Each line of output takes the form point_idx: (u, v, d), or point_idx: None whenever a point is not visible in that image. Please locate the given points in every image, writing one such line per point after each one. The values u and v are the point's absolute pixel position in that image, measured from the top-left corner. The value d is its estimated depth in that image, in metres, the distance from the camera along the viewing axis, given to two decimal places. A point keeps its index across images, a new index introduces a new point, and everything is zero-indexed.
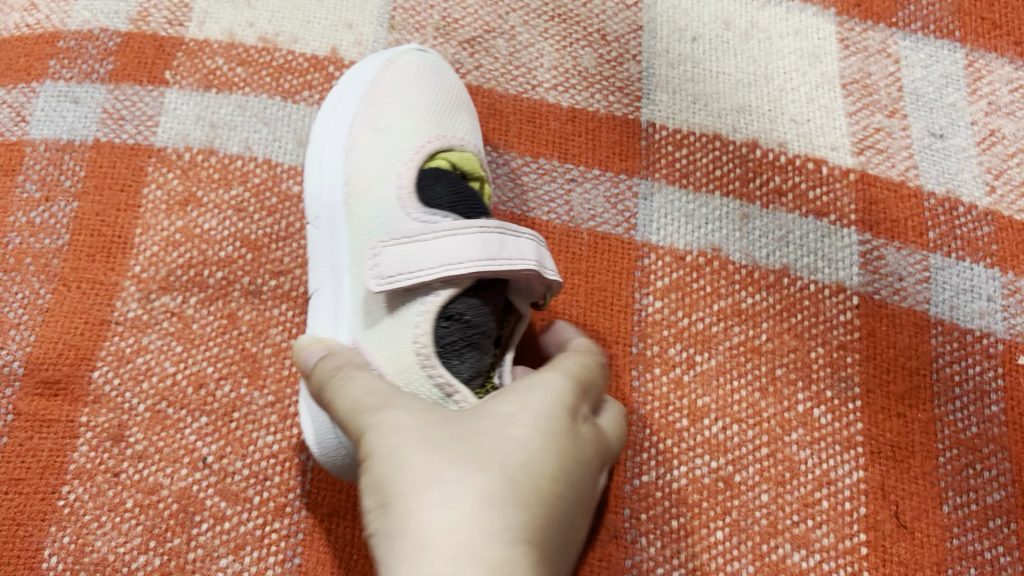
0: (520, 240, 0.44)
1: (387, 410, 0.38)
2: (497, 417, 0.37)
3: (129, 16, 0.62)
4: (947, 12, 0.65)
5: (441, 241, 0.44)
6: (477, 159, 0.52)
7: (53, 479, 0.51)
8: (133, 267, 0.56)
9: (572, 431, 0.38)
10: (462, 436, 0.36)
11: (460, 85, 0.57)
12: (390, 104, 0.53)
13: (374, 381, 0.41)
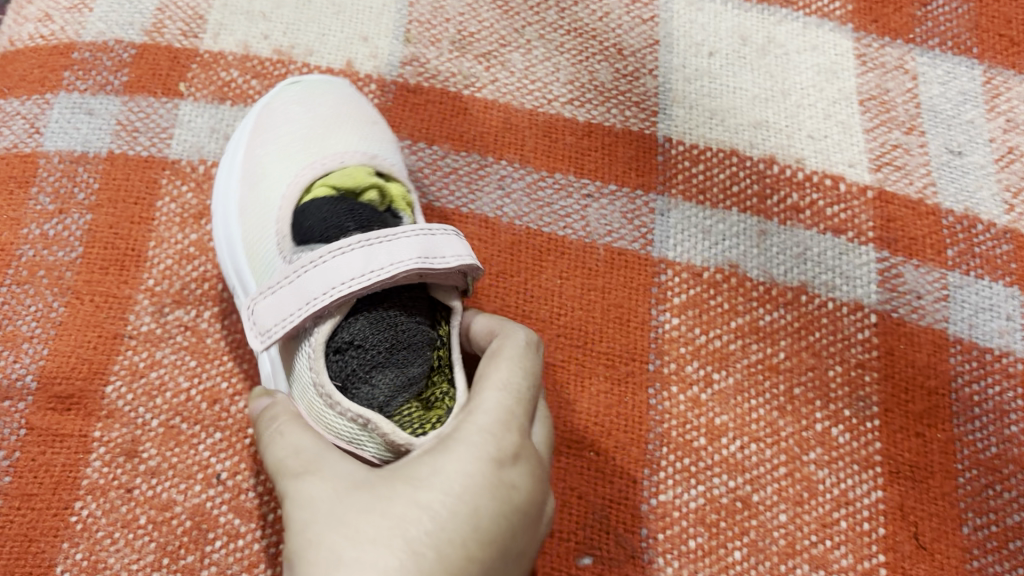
0: (391, 242, 0.41)
1: (303, 477, 0.36)
2: (407, 479, 0.34)
3: (144, 28, 0.62)
4: (964, 28, 0.65)
5: (296, 278, 0.42)
6: (362, 172, 0.48)
7: (66, 495, 0.50)
8: (147, 280, 0.56)
9: (492, 485, 0.34)
10: (365, 503, 0.33)
11: (341, 102, 0.55)
12: (264, 148, 0.52)
13: (300, 437, 0.39)
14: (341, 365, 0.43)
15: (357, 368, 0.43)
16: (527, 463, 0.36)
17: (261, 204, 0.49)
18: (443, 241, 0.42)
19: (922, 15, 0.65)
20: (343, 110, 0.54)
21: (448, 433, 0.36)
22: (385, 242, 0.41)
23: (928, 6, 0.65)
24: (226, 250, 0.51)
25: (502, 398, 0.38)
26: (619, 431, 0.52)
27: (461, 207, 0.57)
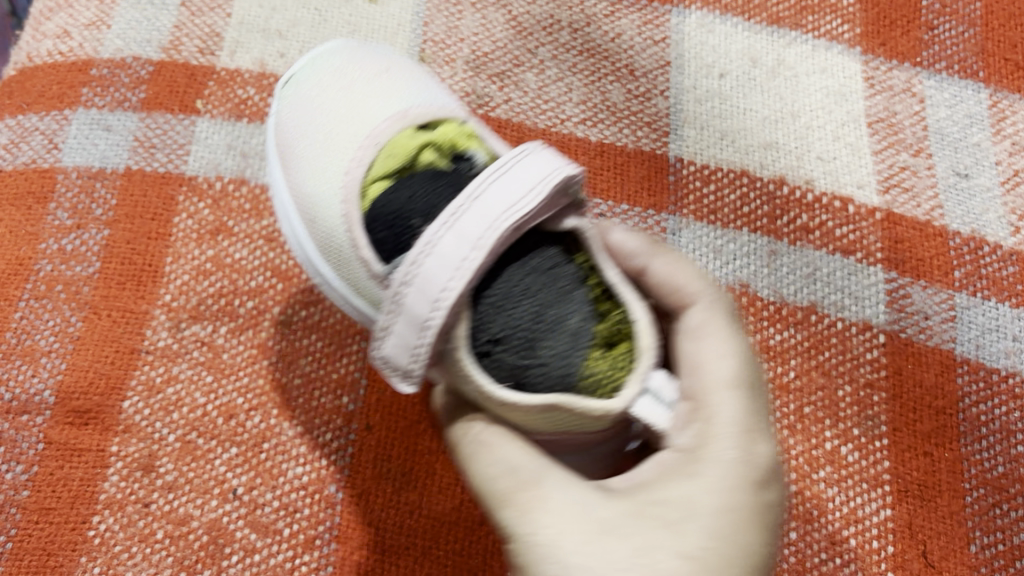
0: (461, 214, 0.36)
1: (528, 510, 0.36)
2: (660, 518, 0.35)
3: (161, 45, 0.63)
4: (970, 52, 0.66)
5: (400, 305, 0.36)
6: (403, 138, 0.42)
7: (84, 509, 0.51)
8: (164, 296, 0.56)
9: (744, 512, 0.36)
10: (625, 559, 0.33)
11: (335, 70, 0.47)
12: (294, 166, 0.45)
13: (508, 449, 0.38)
14: (497, 365, 0.37)
15: (515, 362, 0.37)
16: (772, 475, 0.38)
17: (323, 225, 0.43)
18: (525, 166, 0.36)
19: (929, 38, 0.66)
20: (347, 75, 0.47)
21: (693, 457, 0.37)
22: (464, 211, 0.35)
23: (935, 30, 0.66)
24: (326, 284, 0.46)
25: (732, 397, 0.38)
26: None
27: None
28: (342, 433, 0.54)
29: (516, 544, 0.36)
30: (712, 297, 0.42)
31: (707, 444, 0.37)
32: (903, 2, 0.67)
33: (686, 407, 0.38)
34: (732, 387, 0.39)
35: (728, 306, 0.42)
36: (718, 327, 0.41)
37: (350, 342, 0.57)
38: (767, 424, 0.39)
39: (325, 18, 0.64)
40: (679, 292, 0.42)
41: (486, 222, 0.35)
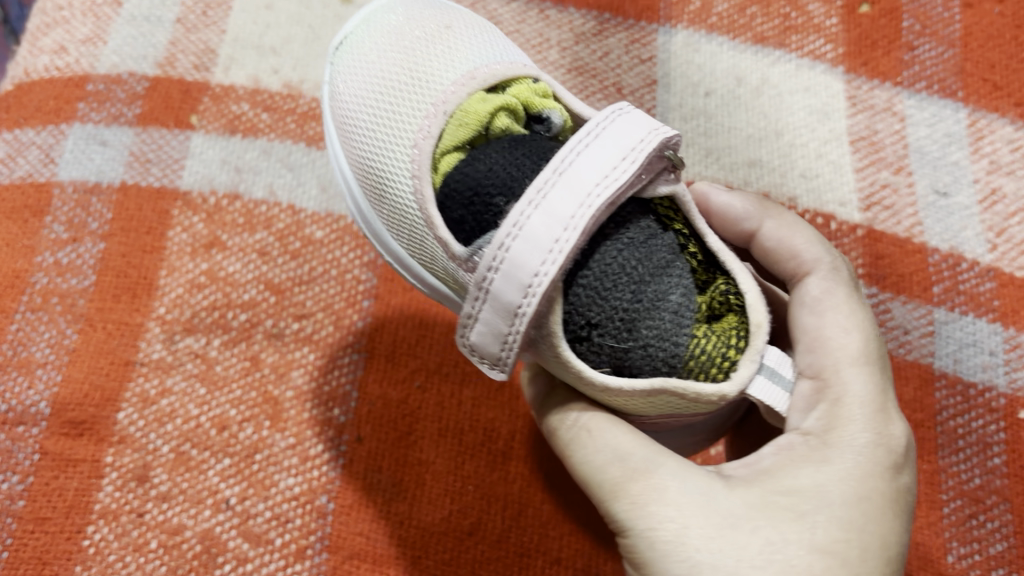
0: (548, 192, 0.34)
1: (643, 501, 0.37)
2: (789, 509, 0.37)
3: (157, 61, 0.64)
4: (950, 72, 0.67)
5: (488, 294, 0.35)
6: (474, 103, 0.39)
7: (79, 519, 0.52)
8: (158, 308, 0.57)
9: (875, 501, 0.38)
10: (756, 552, 0.35)
11: (389, 26, 0.44)
12: (353, 143, 0.43)
13: (613, 435, 0.39)
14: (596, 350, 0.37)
15: (615, 346, 0.36)
16: (904, 460, 0.40)
17: (391, 204, 0.41)
18: (615, 135, 0.35)
19: (910, 58, 0.68)
20: (403, 32, 0.44)
21: (822, 443, 0.39)
22: (552, 189, 0.34)
23: (915, 50, 0.68)
24: (403, 266, 0.46)
25: (859, 374, 0.40)
26: None
27: None
28: (334, 444, 0.55)
29: (630, 534, 0.37)
30: (830, 264, 0.44)
31: (836, 429, 0.39)
32: (885, 22, 0.68)
33: (811, 385, 0.40)
34: (859, 364, 0.41)
35: (847, 269, 0.45)
36: (839, 297, 0.42)
37: (341, 355, 0.58)
38: (895, 401, 0.41)
39: (318, 36, 0.66)
40: (797, 258, 0.44)
41: (577, 200, 0.34)
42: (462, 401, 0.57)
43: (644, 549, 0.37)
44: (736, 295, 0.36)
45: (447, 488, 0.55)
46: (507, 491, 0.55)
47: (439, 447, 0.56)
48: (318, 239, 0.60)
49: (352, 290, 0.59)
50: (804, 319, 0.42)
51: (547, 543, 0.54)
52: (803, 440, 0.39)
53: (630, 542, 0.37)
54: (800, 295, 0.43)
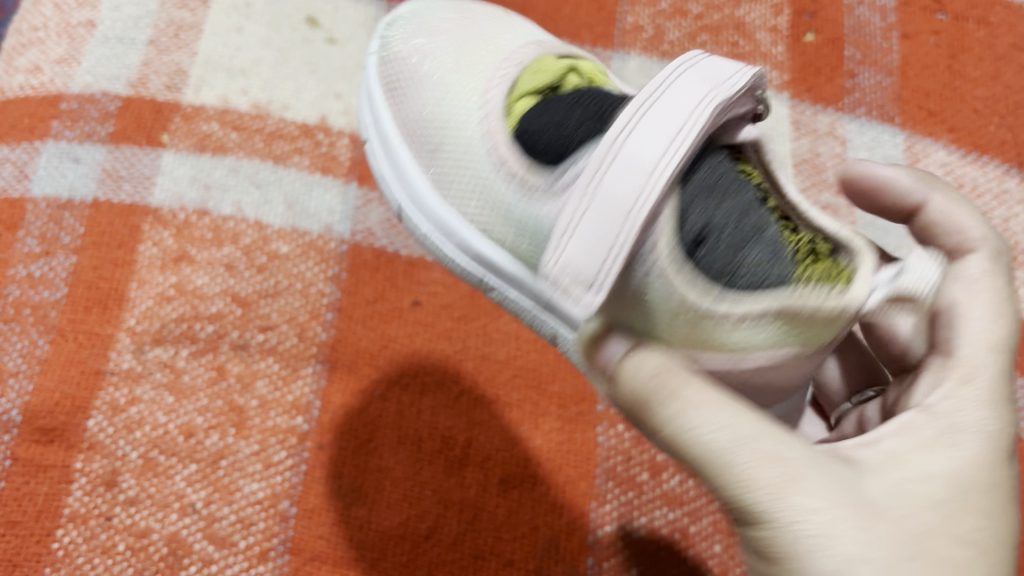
0: (659, 101, 0.37)
1: (786, 491, 0.34)
2: (930, 504, 0.35)
3: (129, 81, 0.66)
4: (888, 99, 0.71)
5: (597, 199, 0.37)
6: (547, 67, 0.46)
7: (48, 523, 0.53)
8: (128, 320, 0.59)
9: (1000, 492, 0.38)
10: (908, 546, 0.34)
11: (446, 20, 0.51)
12: (417, 109, 0.48)
13: (728, 410, 0.35)
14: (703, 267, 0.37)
15: (724, 260, 0.37)
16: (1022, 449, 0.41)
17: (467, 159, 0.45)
18: (705, 62, 0.39)
19: (850, 85, 0.71)
20: (439, 27, 0.51)
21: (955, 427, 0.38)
22: (660, 101, 0.37)
23: (856, 78, 0.72)
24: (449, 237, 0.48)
25: (992, 362, 0.40)
26: (570, 465, 0.59)
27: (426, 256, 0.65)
28: (297, 451, 0.58)
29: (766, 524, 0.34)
30: (993, 249, 0.43)
31: (965, 412, 0.39)
32: (828, 51, 0.73)
33: (935, 362, 0.41)
34: (995, 352, 0.41)
35: (1009, 257, 0.43)
36: (996, 285, 0.42)
37: (304, 365, 0.60)
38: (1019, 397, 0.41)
39: (286, 58, 0.69)
40: (961, 235, 0.43)
41: (685, 109, 0.36)
42: (421, 410, 0.60)
43: (793, 546, 0.33)
44: (824, 238, 0.37)
45: (406, 493, 0.57)
46: (463, 496, 0.58)
47: (398, 453, 0.58)
48: (284, 254, 0.63)
49: (316, 303, 0.62)
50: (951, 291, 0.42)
51: (500, 546, 0.57)
52: (928, 420, 0.39)
53: (773, 539, 0.34)
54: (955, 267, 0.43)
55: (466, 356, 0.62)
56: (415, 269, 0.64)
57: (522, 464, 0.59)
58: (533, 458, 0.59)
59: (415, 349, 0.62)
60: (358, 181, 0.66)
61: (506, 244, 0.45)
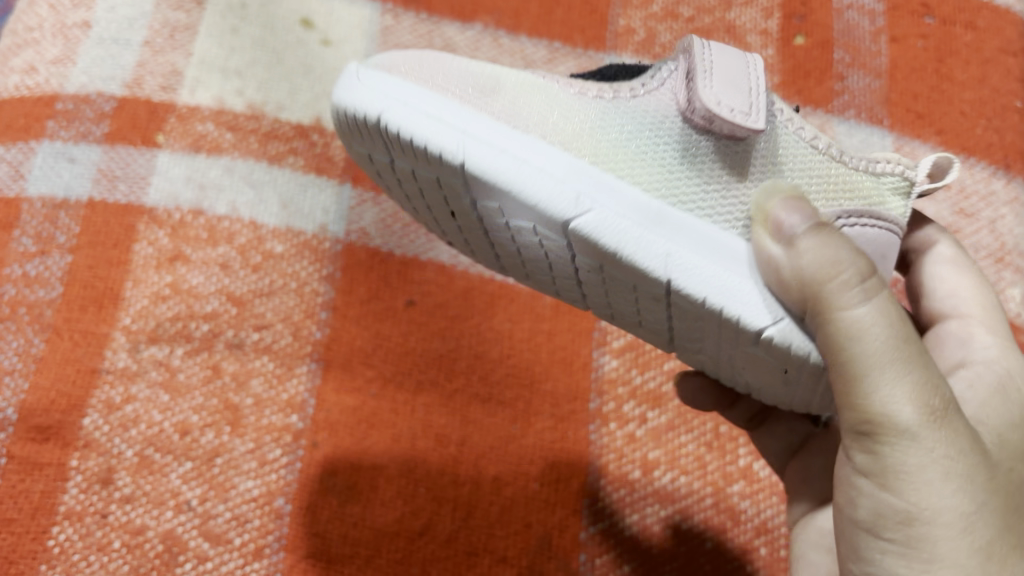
0: None
1: (936, 428, 0.33)
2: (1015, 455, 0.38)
3: (125, 81, 0.66)
4: (876, 101, 0.72)
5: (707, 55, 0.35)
6: None
7: (44, 520, 0.54)
8: (123, 319, 0.60)
9: None
10: (1010, 494, 0.36)
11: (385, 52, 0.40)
12: (450, 81, 0.36)
13: (899, 319, 0.34)
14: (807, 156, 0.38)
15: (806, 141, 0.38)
16: None
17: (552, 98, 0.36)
18: None
19: (840, 88, 0.72)
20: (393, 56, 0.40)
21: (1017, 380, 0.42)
22: None
23: (846, 80, 0.72)
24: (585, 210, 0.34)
25: (997, 317, 0.46)
26: (564, 463, 0.60)
27: (419, 255, 0.66)
28: (291, 449, 0.58)
29: (921, 443, 0.33)
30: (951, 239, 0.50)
31: (1006, 360, 0.43)
32: (818, 53, 0.73)
33: (957, 323, 0.46)
34: (993, 309, 0.46)
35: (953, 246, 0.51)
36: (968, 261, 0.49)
37: (298, 364, 0.60)
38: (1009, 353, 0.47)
39: (280, 60, 0.70)
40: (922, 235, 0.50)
41: None
42: (415, 408, 0.61)
43: (920, 477, 0.33)
44: None
45: (400, 491, 0.58)
46: (456, 494, 0.58)
47: (391, 452, 0.59)
48: (278, 254, 0.63)
49: (311, 302, 0.62)
50: (937, 273, 0.48)
51: (494, 543, 0.57)
52: (991, 367, 0.42)
53: (904, 465, 0.33)
54: (931, 253, 0.49)
55: (459, 355, 0.62)
56: (409, 268, 0.65)
57: (515, 462, 0.60)
58: (526, 455, 0.60)
59: (409, 348, 0.62)
60: (353, 182, 0.67)
61: (630, 152, 0.36)
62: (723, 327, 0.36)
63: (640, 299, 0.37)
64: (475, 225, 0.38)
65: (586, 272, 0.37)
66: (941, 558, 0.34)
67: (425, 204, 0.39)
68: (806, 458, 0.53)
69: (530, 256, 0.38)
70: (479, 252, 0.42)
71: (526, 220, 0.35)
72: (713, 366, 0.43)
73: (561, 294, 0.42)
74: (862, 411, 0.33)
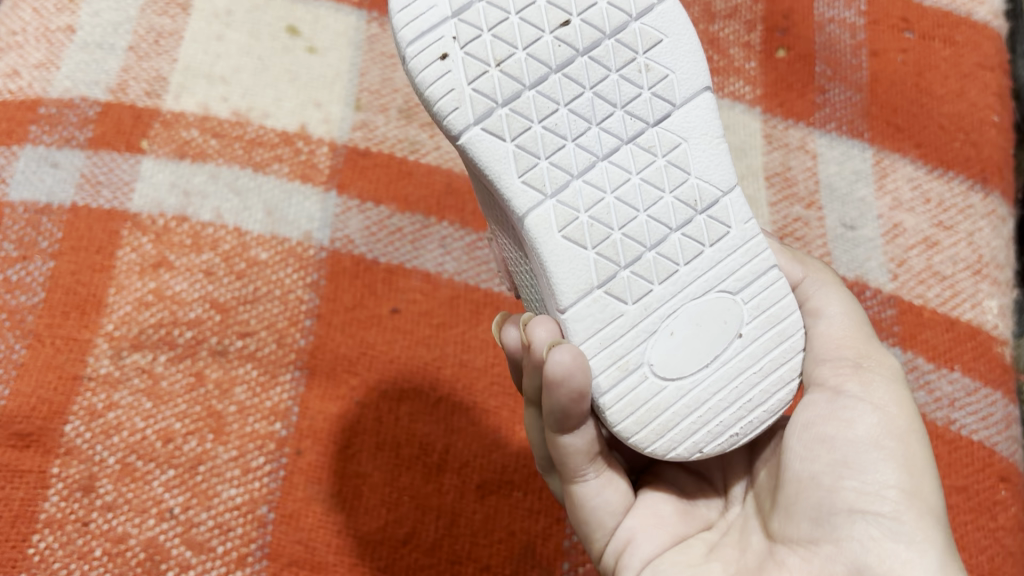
0: None
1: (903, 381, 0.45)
2: None
3: (109, 86, 0.66)
4: (857, 115, 0.73)
5: None
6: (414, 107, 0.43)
7: (24, 528, 0.53)
8: (106, 325, 0.59)
9: None
10: None
11: None
12: None
13: None
14: None
15: None
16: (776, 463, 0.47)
17: None
18: None
19: (822, 101, 0.73)
20: None
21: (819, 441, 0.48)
22: None
23: (827, 93, 0.74)
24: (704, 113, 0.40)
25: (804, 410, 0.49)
26: None
27: (405, 262, 0.65)
28: (275, 457, 0.58)
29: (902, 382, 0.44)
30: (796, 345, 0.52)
31: None
32: (799, 66, 0.74)
33: None
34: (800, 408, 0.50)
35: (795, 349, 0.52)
36: None
37: (282, 372, 0.60)
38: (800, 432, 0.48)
39: (266, 66, 0.69)
40: None
41: None
42: (400, 416, 0.60)
43: (905, 400, 0.43)
44: None
45: (384, 499, 0.58)
46: (440, 502, 0.58)
47: (376, 460, 0.59)
48: (262, 260, 0.63)
49: (295, 309, 0.62)
50: None
51: (477, 551, 0.57)
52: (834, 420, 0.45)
53: (893, 389, 0.43)
54: None
55: (444, 363, 0.62)
56: (395, 277, 0.65)
57: (499, 469, 0.60)
58: (510, 463, 0.60)
59: (394, 355, 0.62)
60: (338, 189, 0.67)
61: None
62: (730, 258, 0.40)
63: (662, 199, 0.39)
64: (562, 54, 0.37)
65: (653, 150, 0.39)
66: (919, 464, 0.42)
67: (503, 12, 0.37)
68: (650, 503, 0.47)
69: (578, 113, 0.38)
70: (479, 86, 0.37)
71: (663, 71, 0.39)
72: (612, 334, 0.40)
73: (526, 175, 0.38)
74: (860, 348, 0.44)
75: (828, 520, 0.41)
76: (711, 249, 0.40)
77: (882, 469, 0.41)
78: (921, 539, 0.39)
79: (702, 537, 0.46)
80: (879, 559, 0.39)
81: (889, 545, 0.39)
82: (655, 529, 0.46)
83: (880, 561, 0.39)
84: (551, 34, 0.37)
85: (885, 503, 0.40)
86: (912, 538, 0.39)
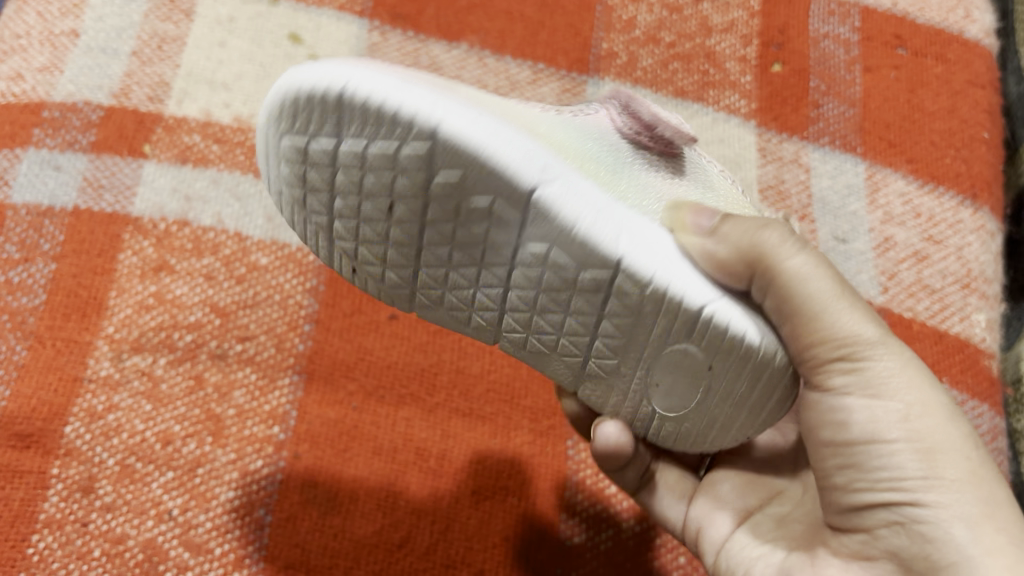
0: None
1: (888, 343, 0.39)
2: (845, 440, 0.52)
3: (112, 91, 0.67)
4: (850, 130, 0.75)
5: None
6: None
7: (24, 528, 0.54)
8: (107, 328, 0.60)
9: None
10: None
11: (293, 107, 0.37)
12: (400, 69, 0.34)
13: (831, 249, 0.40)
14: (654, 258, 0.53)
15: None
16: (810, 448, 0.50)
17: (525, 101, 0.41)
18: None
19: (815, 115, 0.75)
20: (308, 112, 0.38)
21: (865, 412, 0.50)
22: None
23: (821, 108, 0.75)
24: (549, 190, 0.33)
25: None
26: (542, 480, 0.61)
27: None
28: (272, 460, 0.59)
29: (892, 360, 0.38)
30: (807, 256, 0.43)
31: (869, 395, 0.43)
32: (794, 81, 0.76)
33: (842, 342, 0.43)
34: None
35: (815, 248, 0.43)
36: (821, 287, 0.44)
37: (281, 376, 0.61)
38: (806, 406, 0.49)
39: (267, 73, 0.70)
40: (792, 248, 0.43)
41: None
42: (396, 421, 0.61)
43: (898, 377, 0.38)
44: None
45: (380, 503, 0.59)
46: (435, 508, 0.59)
47: (372, 465, 0.60)
48: (263, 266, 0.64)
49: (294, 314, 0.63)
50: None
51: (472, 556, 0.58)
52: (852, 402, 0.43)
53: (890, 367, 0.38)
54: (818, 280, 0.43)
55: (441, 369, 0.63)
56: None
57: (494, 476, 0.60)
58: (506, 470, 0.61)
59: (391, 362, 0.63)
60: None
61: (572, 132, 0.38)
62: (656, 322, 0.36)
63: (568, 304, 0.36)
64: (405, 232, 0.35)
65: (532, 269, 0.35)
66: (937, 440, 0.38)
67: (345, 218, 0.36)
68: (711, 487, 0.52)
69: (458, 261, 0.36)
70: (389, 281, 0.39)
71: (486, 202, 0.33)
72: (619, 395, 0.43)
73: (473, 322, 0.40)
74: (832, 338, 0.38)
75: (855, 513, 0.40)
76: (637, 323, 0.36)
77: (893, 460, 0.38)
78: (947, 517, 0.37)
79: (762, 508, 0.50)
80: (909, 542, 0.38)
81: (917, 529, 0.38)
82: (716, 511, 0.51)
83: (912, 543, 0.38)
84: (385, 223, 0.35)
85: (903, 492, 0.38)
86: (938, 520, 0.37)
